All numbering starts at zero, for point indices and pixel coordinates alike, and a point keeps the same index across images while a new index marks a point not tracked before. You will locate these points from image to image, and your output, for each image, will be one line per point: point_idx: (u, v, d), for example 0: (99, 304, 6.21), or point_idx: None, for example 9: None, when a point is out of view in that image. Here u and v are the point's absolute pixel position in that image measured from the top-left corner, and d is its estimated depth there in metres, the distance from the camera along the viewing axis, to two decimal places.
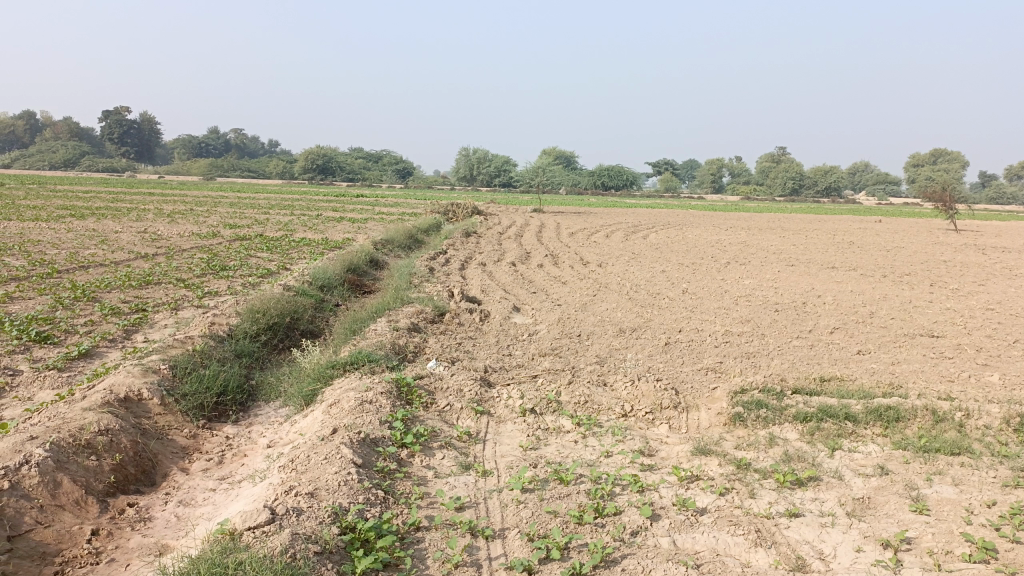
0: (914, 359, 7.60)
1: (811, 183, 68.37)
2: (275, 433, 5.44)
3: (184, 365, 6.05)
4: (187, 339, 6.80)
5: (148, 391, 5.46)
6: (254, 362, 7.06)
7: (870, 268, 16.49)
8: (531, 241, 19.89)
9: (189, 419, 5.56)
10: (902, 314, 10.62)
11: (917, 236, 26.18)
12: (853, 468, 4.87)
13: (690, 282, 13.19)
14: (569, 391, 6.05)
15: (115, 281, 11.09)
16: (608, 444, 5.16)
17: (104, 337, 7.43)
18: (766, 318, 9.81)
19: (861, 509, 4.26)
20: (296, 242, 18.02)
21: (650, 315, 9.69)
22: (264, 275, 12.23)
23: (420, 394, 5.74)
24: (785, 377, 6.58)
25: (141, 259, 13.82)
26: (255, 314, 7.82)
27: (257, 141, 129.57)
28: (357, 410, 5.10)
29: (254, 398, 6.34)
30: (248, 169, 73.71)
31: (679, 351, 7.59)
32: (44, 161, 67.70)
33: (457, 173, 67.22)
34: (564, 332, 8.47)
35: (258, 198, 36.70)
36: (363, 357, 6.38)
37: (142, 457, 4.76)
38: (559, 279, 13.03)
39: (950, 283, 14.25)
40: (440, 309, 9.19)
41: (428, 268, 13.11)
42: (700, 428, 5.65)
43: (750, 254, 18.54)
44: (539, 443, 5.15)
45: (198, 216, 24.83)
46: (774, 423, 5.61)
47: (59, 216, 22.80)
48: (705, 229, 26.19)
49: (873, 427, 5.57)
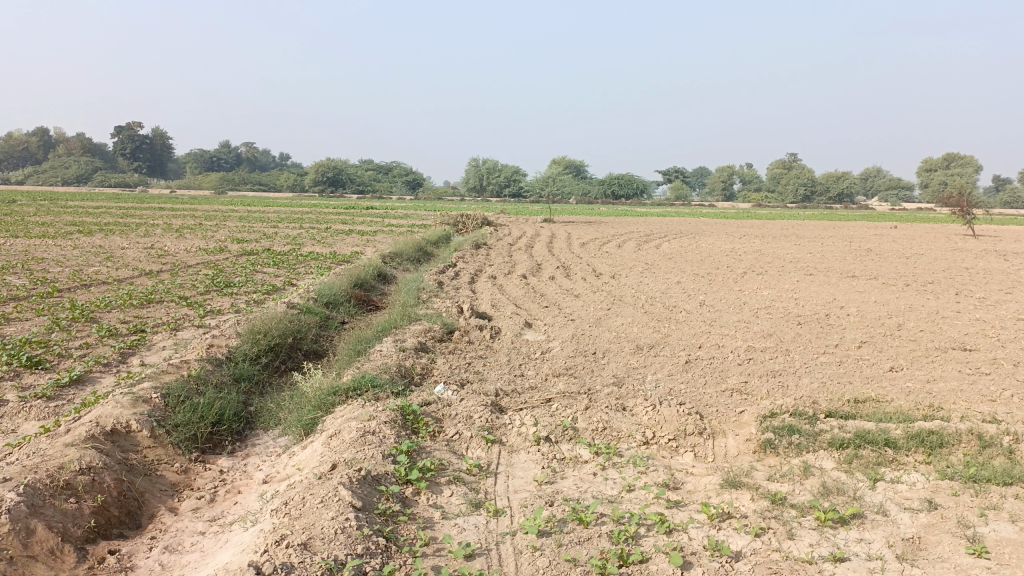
0: (951, 376, 7.16)
1: (823, 189, 67.83)
2: (272, 466, 5.10)
3: (177, 393, 5.70)
4: (183, 363, 6.47)
5: (137, 423, 5.13)
6: (253, 387, 6.72)
7: (891, 276, 16.04)
8: (542, 252, 19.56)
9: (181, 452, 5.22)
10: (931, 325, 10.18)
11: (935, 242, 25.59)
12: (898, 503, 4.46)
13: (707, 294, 12.81)
14: (587, 417, 5.66)
15: (116, 299, 10.79)
16: (630, 476, 4.77)
17: (98, 362, 7.12)
18: (789, 333, 9.38)
19: (912, 552, 3.86)
20: (304, 256, 17.74)
21: (668, 331, 9.29)
22: (269, 292, 11.92)
23: (427, 423, 5.37)
24: (817, 399, 6.16)
25: (145, 276, 13.58)
26: (255, 335, 7.48)
27: (267, 154, 130.04)
28: (358, 443, 4.74)
29: (251, 427, 5.99)
30: (258, 182, 73.89)
31: (701, 369, 7.19)
32: (58, 177, 68.33)
33: (467, 184, 67.10)
34: (578, 350, 8.09)
35: (268, 211, 36.62)
36: (367, 382, 6.02)
37: (128, 497, 4.42)
38: (573, 292, 12.66)
39: (975, 292, 13.78)
40: (449, 327, 8.83)
41: (437, 282, 12.79)
42: (728, 456, 5.25)
43: (767, 263, 18.10)
44: (555, 476, 4.77)
45: (206, 231, 24.62)
46: (807, 450, 5.21)
47: (67, 231, 22.64)
48: (718, 238, 25.72)
49: (915, 455, 5.15)
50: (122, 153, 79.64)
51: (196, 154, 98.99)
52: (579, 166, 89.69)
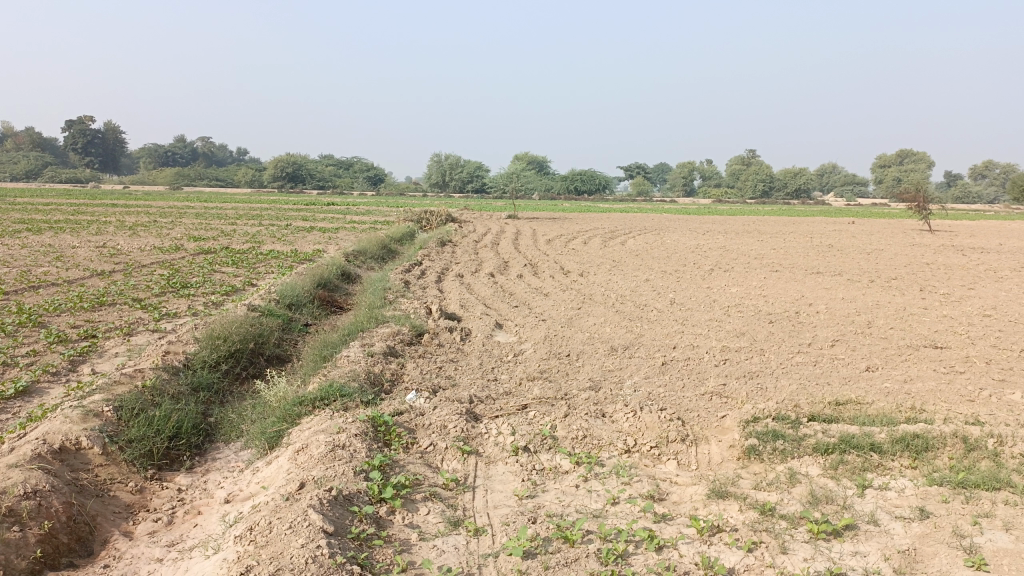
0: (927, 376, 7.10)
1: (781, 185, 68.74)
2: (235, 483, 4.80)
3: (131, 406, 5.35)
4: (137, 372, 6.10)
5: (88, 439, 4.77)
6: (213, 396, 6.38)
7: (855, 272, 16.17)
8: (508, 249, 19.34)
9: (135, 469, 4.89)
10: (900, 322, 10.20)
11: (893, 237, 25.96)
12: (889, 511, 4.34)
13: (676, 291, 12.71)
14: (566, 425, 5.44)
15: (65, 302, 10.29)
16: (614, 488, 4.57)
17: (46, 371, 6.71)
18: (761, 332, 9.30)
19: (909, 565, 3.73)
20: (264, 255, 17.27)
21: (641, 331, 9.14)
22: (228, 294, 11.51)
23: (399, 434, 5.11)
24: (798, 402, 6.04)
25: (97, 277, 13.06)
26: (214, 340, 7.13)
27: (224, 150, 127.71)
28: (327, 458, 4.46)
29: (212, 440, 5.67)
30: (216, 178, 72.41)
31: (678, 371, 7.05)
32: (6, 173, 66.32)
33: (429, 180, 66.64)
34: (551, 352, 7.88)
35: (225, 207, 35.84)
36: (335, 391, 5.73)
37: (78, 522, 4.07)
38: (541, 291, 12.48)
39: (939, 288, 13.90)
40: (418, 329, 8.56)
41: (403, 282, 12.48)
42: (712, 463, 5.09)
43: (733, 260, 18.12)
44: (537, 489, 4.55)
45: (162, 229, 23.89)
46: (792, 456, 5.08)
47: (15, 230, 21.78)
48: (683, 234, 25.74)
49: (901, 459, 5.05)
50: (73, 149, 77.46)
51: (151, 149, 96.71)
52: (541, 161, 89.60)
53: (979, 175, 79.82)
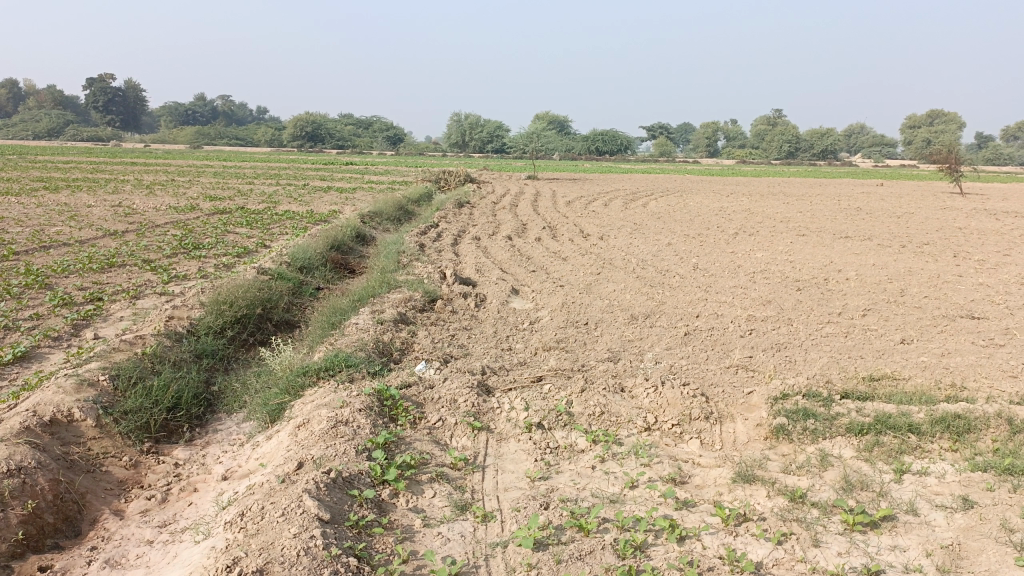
0: (966, 349, 6.70)
1: (807, 146, 67.23)
2: (234, 458, 4.58)
3: (129, 375, 5.13)
4: (138, 339, 5.87)
5: (80, 411, 4.56)
6: (217, 363, 6.16)
7: (885, 236, 15.62)
8: (527, 211, 18.96)
9: (131, 443, 4.68)
10: (934, 291, 9.74)
11: (924, 200, 25.17)
12: (929, 499, 4.02)
13: (699, 256, 12.30)
14: (582, 400, 5.16)
15: (74, 263, 10.10)
16: (633, 470, 4.29)
17: (47, 336, 6.51)
18: (788, 299, 8.92)
19: (953, 562, 3.43)
20: (279, 216, 17.02)
21: (662, 298, 8.79)
22: (240, 255, 11.28)
23: (407, 409, 4.85)
24: (830, 377, 5.70)
25: (109, 237, 12.88)
26: (220, 305, 6.88)
27: (244, 109, 127.29)
28: (327, 435, 4.21)
29: (213, 410, 5.46)
30: (236, 136, 72.09)
31: (702, 342, 6.72)
32: (28, 132, 66.50)
33: (449, 140, 65.92)
34: (568, 320, 7.57)
35: (244, 167, 35.60)
36: (340, 361, 5.47)
37: (66, 501, 3.87)
38: (560, 255, 12.13)
39: (973, 254, 13.35)
40: (431, 295, 8.28)
41: (418, 245, 12.18)
42: (737, 443, 4.80)
43: (758, 223, 17.62)
44: (550, 471, 4.29)
45: (179, 188, 23.69)
46: (824, 437, 4.76)
47: (33, 188, 21.69)
48: (707, 196, 25.14)
49: (941, 441, 4.71)
50: (94, 107, 77.43)
51: (171, 107, 96.48)
52: (562, 121, 88.23)
53: (1011, 135, 77.58)
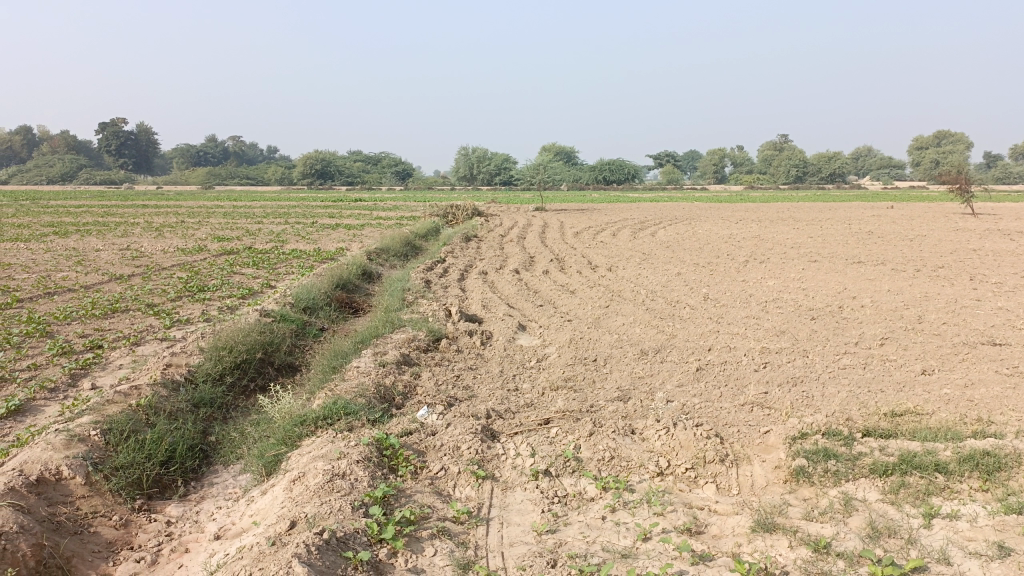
0: (991, 380, 6.43)
1: (815, 170, 67.12)
2: (228, 514, 4.39)
3: (121, 429, 4.97)
4: (133, 389, 5.72)
5: (69, 469, 4.39)
6: (215, 412, 6.00)
7: (898, 261, 15.38)
8: (535, 244, 18.84)
9: (122, 500, 4.50)
10: (953, 316, 9.49)
11: (936, 222, 24.88)
12: (961, 546, 3.77)
13: (710, 286, 12.10)
14: (592, 445, 4.94)
15: (78, 309, 10.01)
16: (645, 521, 4.06)
17: (43, 387, 6.37)
18: (803, 329, 8.69)
19: None
20: (286, 254, 16.98)
21: (673, 331, 8.59)
22: (245, 297, 11.19)
23: (408, 459, 4.66)
24: (850, 414, 5.46)
25: (114, 282, 12.83)
26: (219, 351, 6.73)
27: (254, 149, 128.84)
28: (323, 490, 4.02)
29: (209, 463, 5.28)
30: (246, 176, 72.69)
31: (715, 378, 6.51)
32: (43, 176, 67.42)
33: (457, 174, 66.34)
34: (577, 357, 7.37)
35: (253, 206, 35.77)
36: (339, 409, 5.29)
37: (49, 566, 3.67)
38: (568, 288, 11.97)
39: (990, 276, 13.09)
40: (436, 334, 8.12)
41: (424, 281, 12.06)
42: (755, 487, 4.57)
43: (768, 250, 17.42)
44: (557, 523, 4.07)
45: (188, 229, 23.74)
46: (847, 478, 4.53)
47: (43, 233, 21.79)
48: (716, 223, 24.96)
49: (970, 481, 4.46)
50: (107, 150, 78.41)
51: (183, 149, 97.73)
52: (569, 153, 88.79)
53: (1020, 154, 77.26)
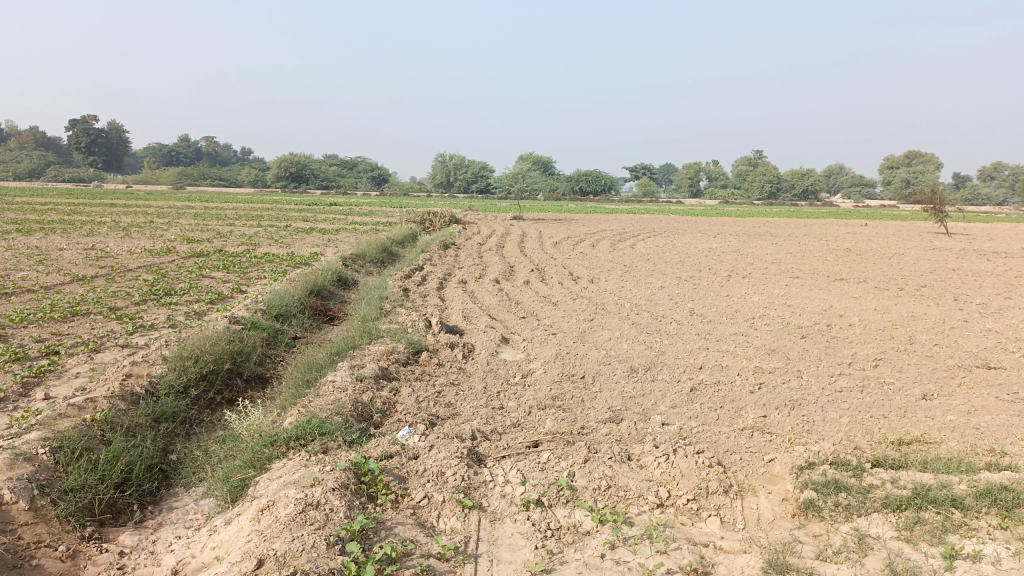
0: (994, 406, 6.20)
1: (789, 186, 67.71)
2: (189, 545, 3.98)
3: (73, 446, 4.53)
4: (89, 401, 5.27)
5: (11, 492, 3.95)
6: (178, 429, 5.57)
7: (880, 279, 15.26)
8: (514, 253, 18.50)
9: (70, 528, 4.06)
10: (943, 338, 9.29)
11: (913, 240, 24.96)
12: None
13: (695, 300, 11.84)
14: (586, 472, 4.61)
15: (35, 311, 9.46)
16: (647, 559, 3.73)
17: None
18: (793, 348, 8.44)
19: None
20: (258, 258, 16.46)
21: (661, 347, 8.30)
22: (214, 302, 10.71)
23: (389, 487, 4.29)
24: (856, 442, 5.19)
25: (76, 283, 12.27)
26: (184, 360, 6.29)
27: (229, 150, 127.25)
28: (296, 523, 3.64)
29: (169, 485, 4.87)
30: (219, 177, 71.52)
31: (710, 399, 6.21)
32: (10, 172, 65.84)
33: (434, 181, 65.91)
34: (564, 374, 7.04)
35: (225, 208, 35.02)
36: (314, 429, 4.90)
37: None
38: (550, 299, 11.64)
39: (973, 297, 12.98)
40: (415, 346, 7.74)
41: (401, 289, 11.65)
42: (762, 521, 4.26)
43: (749, 265, 17.25)
44: (552, 562, 3.71)
45: (157, 230, 23.05)
46: (858, 513, 4.23)
47: (6, 231, 21.01)
48: (695, 236, 24.82)
49: (988, 517, 4.16)
50: (76, 147, 76.77)
51: (155, 149, 96.12)
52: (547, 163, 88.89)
53: (988, 177, 78.75)
